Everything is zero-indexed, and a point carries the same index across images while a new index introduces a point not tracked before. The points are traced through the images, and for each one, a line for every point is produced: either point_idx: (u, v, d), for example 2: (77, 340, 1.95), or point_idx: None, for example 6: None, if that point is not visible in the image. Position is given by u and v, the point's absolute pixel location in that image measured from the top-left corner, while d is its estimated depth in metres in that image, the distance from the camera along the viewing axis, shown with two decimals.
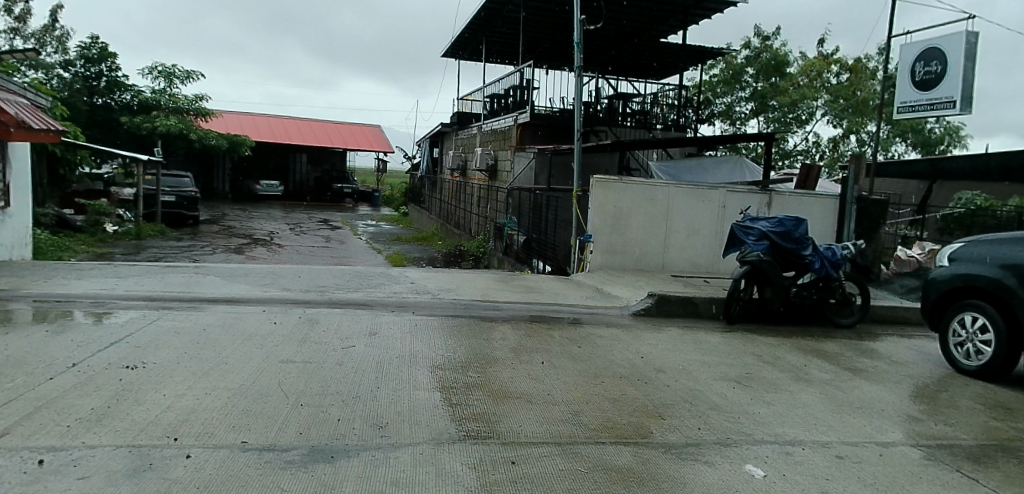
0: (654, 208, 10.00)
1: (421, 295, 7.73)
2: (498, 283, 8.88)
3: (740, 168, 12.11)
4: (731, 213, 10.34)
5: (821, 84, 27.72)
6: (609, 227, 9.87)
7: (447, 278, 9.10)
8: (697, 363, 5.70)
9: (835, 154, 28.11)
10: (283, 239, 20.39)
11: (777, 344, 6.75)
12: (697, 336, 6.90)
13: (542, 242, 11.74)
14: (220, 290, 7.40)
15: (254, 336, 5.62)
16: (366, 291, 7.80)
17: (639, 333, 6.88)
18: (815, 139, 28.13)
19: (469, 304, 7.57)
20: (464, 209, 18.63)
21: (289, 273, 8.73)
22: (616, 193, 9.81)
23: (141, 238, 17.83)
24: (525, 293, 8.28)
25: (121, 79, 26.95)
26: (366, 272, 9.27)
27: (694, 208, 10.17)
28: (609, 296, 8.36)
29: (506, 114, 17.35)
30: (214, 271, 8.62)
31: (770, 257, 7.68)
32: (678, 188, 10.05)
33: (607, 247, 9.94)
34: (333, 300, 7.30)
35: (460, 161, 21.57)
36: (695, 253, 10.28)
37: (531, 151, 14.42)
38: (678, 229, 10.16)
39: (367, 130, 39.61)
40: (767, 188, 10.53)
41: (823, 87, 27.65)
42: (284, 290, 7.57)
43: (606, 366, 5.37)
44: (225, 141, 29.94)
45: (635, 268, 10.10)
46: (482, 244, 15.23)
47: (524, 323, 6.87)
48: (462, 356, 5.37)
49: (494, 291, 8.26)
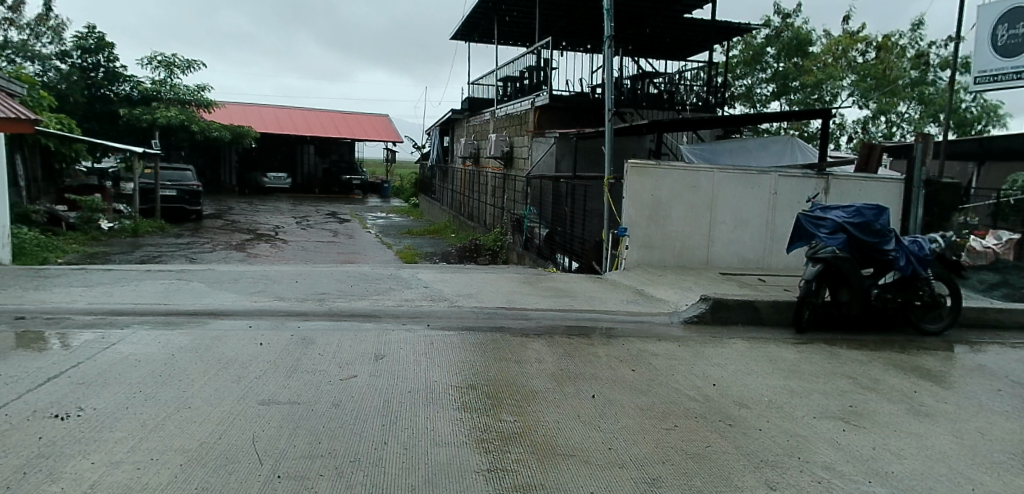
0: (697, 196, 8.83)
1: (437, 303, 6.62)
2: (524, 285, 7.76)
3: (790, 150, 10.82)
4: (784, 200, 9.14)
5: (847, 63, 26.08)
6: (645, 218, 8.72)
7: (466, 280, 7.95)
8: (784, 393, 4.55)
9: (865, 136, 26.69)
10: (289, 233, 19.39)
11: (866, 361, 5.59)
12: (767, 350, 5.75)
13: (567, 235, 10.61)
14: (203, 300, 6.31)
15: (233, 364, 4.51)
16: (376, 298, 6.68)
17: (698, 347, 5.73)
18: (841, 121, 26.68)
19: (493, 313, 6.45)
20: (479, 200, 17.44)
21: (287, 277, 7.61)
22: (653, 181, 8.67)
23: (137, 234, 16.82)
24: (556, 298, 7.13)
25: (120, 70, 25.95)
26: (375, 273, 8.14)
27: (742, 196, 8.98)
28: (653, 300, 7.20)
29: (522, 97, 16.20)
30: (200, 275, 7.52)
31: (847, 254, 6.51)
32: (723, 172, 8.87)
33: (645, 241, 8.78)
34: (334, 311, 6.19)
35: (473, 149, 20.39)
36: (743, 247, 9.10)
37: (553, 136, 13.22)
38: (724, 220, 8.98)
39: (376, 121, 38.42)
40: (824, 172, 9.29)
41: (849, 66, 25.87)
42: (278, 299, 6.46)
43: (674, 399, 4.24)
44: (227, 132, 28.93)
45: (676, 264, 8.93)
46: (499, 239, 14.06)
47: (561, 338, 5.74)
48: (491, 389, 4.25)
49: (520, 295, 7.12)
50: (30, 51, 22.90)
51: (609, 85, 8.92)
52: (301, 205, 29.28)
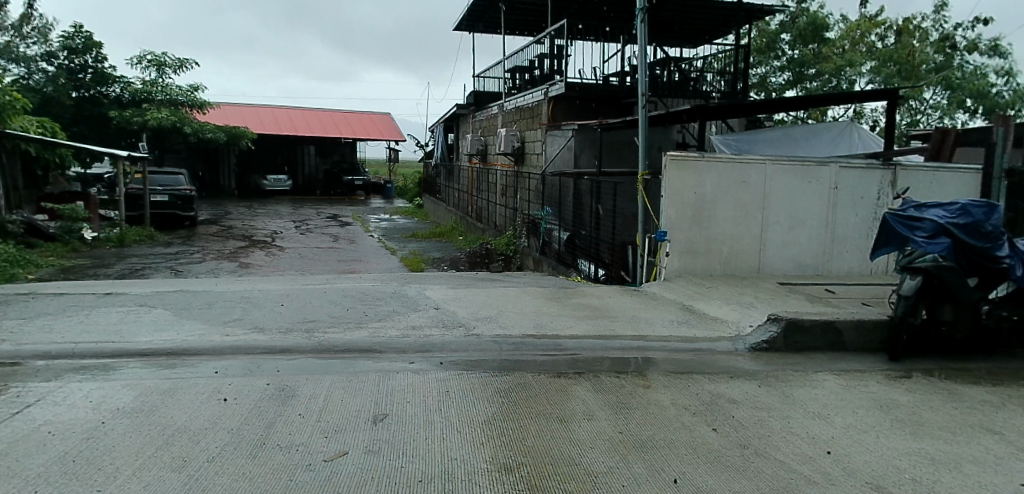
0: (747, 193, 7.64)
1: (449, 331, 5.42)
2: (551, 303, 6.56)
3: (844, 138, 9.58)
4: (845, 195, 7.95)
5: (866, 48, 24.82)
6: (688, 219, 7.53)
7: (484, 298, 6.74)
8: (928, 464, 3.34)
9: None
10: (286, 239, 18.25)
11: (999, 404, 4.40)
12: (869, 391, 4.55)
13: (591, 239, 9.46)
14: (163, 334, 5.11)
15: (180, 437, 3.32)
16: (377, 326, 5.48)
17: (782, 388, 4.54)
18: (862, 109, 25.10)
19: (521, 343, 5.25)
20: (489, 199, 16.22)
21: (273, 298, 6.41)
22: (696, 177, 7.48)
23: (123, 244, 15.69)
24: (594, 320, 5.92)
25: (109, 71, 24.86)
26: (376, 291, 6.93)
27: (798, 193, 7.80)
28: (709, 320, 6.00)
29: (533, 88, 15.00)
30: (168, 299, 6.32)
31: (953, 262, 5.30)
32: (776, 164, 7.70)
33: (687, 246, 7.59)
34: (322, 345, 4.99)
35: (479, 145, 19.20)
36: (799, 251, 7.92)
37: (570, 129, 12.01)
38: (778, 220, 7.80)
39: (378, 119, 37.21)
40: (891, 162, 8.09)
41: (869, 51, 24.67)
42: (256, 330, 5.26)
43: (792, 484, 3.04)
44: (223, 133, 27.81)
45: (723, 272, 7.74)
46: (512, 242, 12.87)
47: (609, 378, 4.55)
48: (533, 472, 3.05)
49: (550, 318, 5.91)
50: (13, 53, 21.95)
51: (639, 64, 7.72)
52: (303, 207, 28.19)
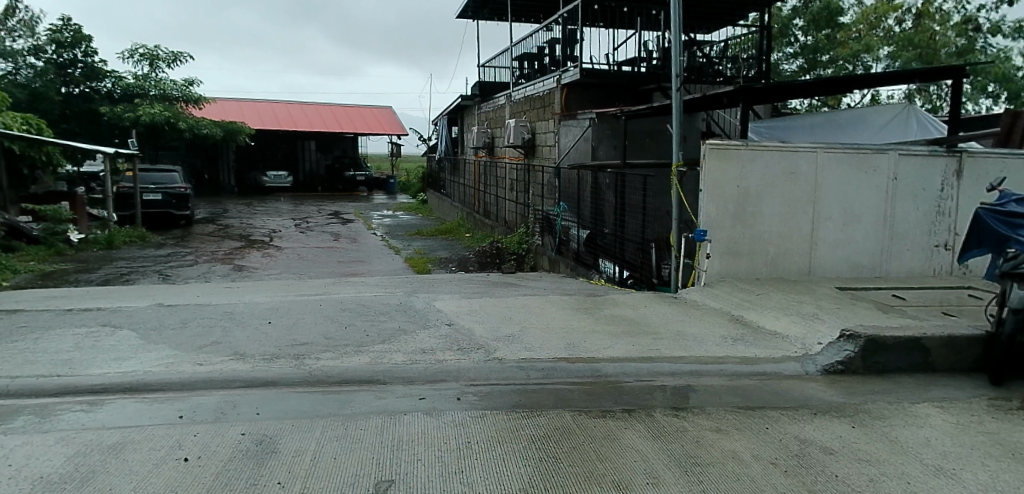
0: (796, 185, 6.83)
1: (466, 355, 4.55)
2: (582, 315, 5.69)
3: (902, 123, 8.47)
4: (906, 187, 7.11)
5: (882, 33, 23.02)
6: (730, 216, 6.71)
7: (503, 310, 5.87)
8: None
9: None
10: (285, 239, 17.43)
11: None
12: (989, 432, 3.67)
13: (616, 239, 8.64)
14: (124, 363, 4.26)
15: None
16: (381, 349, 4.62)
17: (882, 429, 3.66)
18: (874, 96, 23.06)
19: (553, 369, 4.38)
20: (497, 194, 15.32)
21: (259, 314, 5.55)
22: (740, 168, 6.67)
23: (111, 246, 14.90)
24: (634, 336, 5.05)
25: (99, 65, 24.09)
26: (379, 302, 6.07)
27: (854, 184, 6.97)
28: (767, 337, 5.15)
29: (543, 76, 14.11)
30: (140, 316, 5.47)
31: None
32: (829, 153, 6.88)
33: (729, 246, 6.77)
34: (314, 376, 4.14)
35: (486, 138, 18.30)
36: (853, 249, 7.10)
37: (587, 118, 11.12)
38: (831, 215, 6.98)
39: (379, 113, 36.28)
40: (956, 148, 7.21)
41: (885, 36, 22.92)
42: (236, 357, 4.41)
43: None
44: (218, 129, 27.06)
45: (769, 275, 6.93)
46: (524, 241, 12.04)
47: (665, 417, 3.68)
48: None
49: (582, 335, 5.05)
50: None
51: (674, 41, 6.82)
52: (303, 204, 27.39)
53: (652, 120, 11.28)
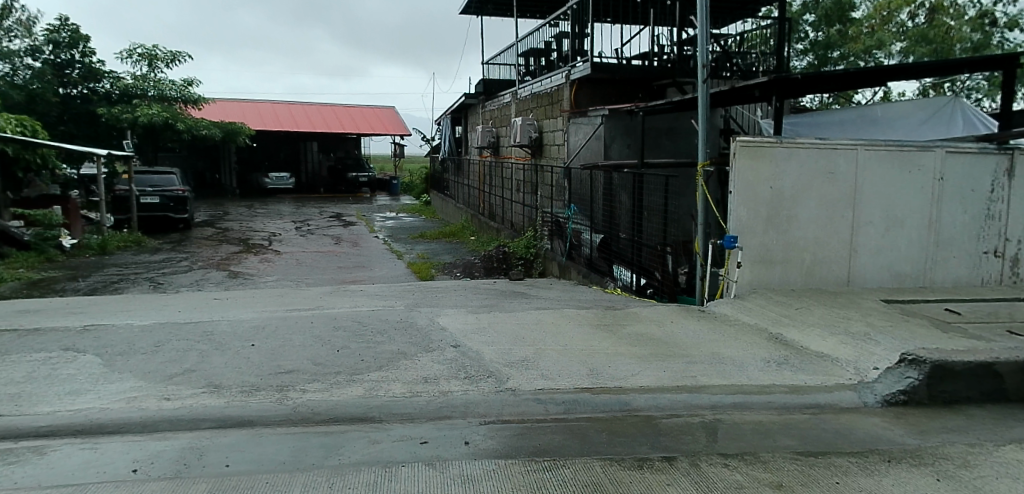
0: (834, 186, 6.26)
1: (474, 385, 3.96)
2: (602, 333, 5.08)
3: (942, 121, 7.82)
4: (953, 187, 6.50)
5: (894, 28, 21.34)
6: (762, 220, 6.13)
7: (514, 327, 5.26)
8: None
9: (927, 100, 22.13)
10: (284, 242, 16.86)
11: None
12: None
13: (633, 244, 8.05)
14: (79, 398, 3.68)
15: None
16: (377, 378, 4.03)
17: (973, 483, 3.05)
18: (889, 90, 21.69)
19: (574, 402, 3.79)
20: (503, 196, 14.72)
21: (243, 335, 4.96)
22: (772, 168, 6.11)
23: (105, 252, 14.39)
24: (664, 360, 4.46)
25: (97, 66, 23.45)
26: (377, 318, 5.50)
27: (897, 184, 6.37)
28: (814, 361, 4.55)
29: (550, 73, 13.53)
30: (110, 336, 4.89)
31: None
32: (869, 150, 6.29)
33: (762, 254, 6.18)
34: (297, 414, 3.56)
35: (491, 137, 17.72)
36: (896, 257, 6.50)
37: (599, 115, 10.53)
38: (871, 219, 6.38)
39: (381, 113, 35.69)
40: (1007, 145, 6.58)
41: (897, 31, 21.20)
42: (211, 389, 3.82)
43: None
44: (218, 130, 26.72)
45: (804, 285, 6.33)
46: (532, 245, 11.46)
47: (710, 468, 3.08)
48: None
49: (606, 358, 4.46)
50: None
51: (700, 29, 6.24)
52: (305, 206, 26.84)
53: (668, 116, 10.66)
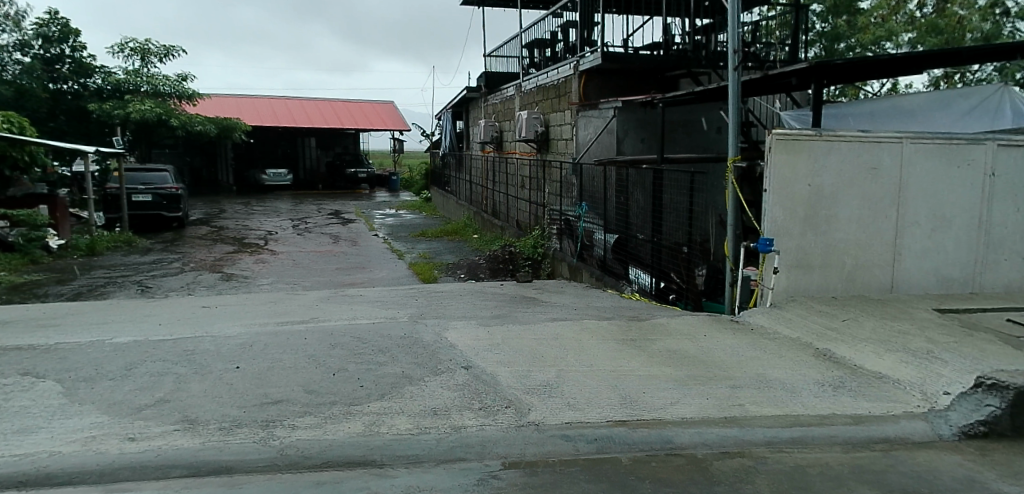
0: (878, 182, 5.70)
1: (491, 418, 3.41)
2: (630, 351, 4.53)
3: (984, 111, 7.33)
4: (1004, 184, 5.96)
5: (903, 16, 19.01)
6: (800, 221, 5.60)
7: (531, 343, 4.70)
8: None
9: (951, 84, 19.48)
10: (281, 241, 16.30)
11: None
12: None
13: (652, 245, 7.51)
14: (28, 438, 3.13)
15: None
16: (378, 410, 3.48)
17: None
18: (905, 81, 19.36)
19: (607, 439, 3.24)
20: (507, 193, 14.17)
21: (226, 354, 4.41)
22: (811, 163, 5.56)
23: (94, 253, 13.85)
24: (705, 384, 3.91)
25: (88, 60, 22.85)
26: (377, 333, 4.94)
27: (945, 181, 5.82)
28: (874, 384, 4.00)
29: (555, 64, 12.98)
30: (77, 357, 4.34)
31: None
32: (916, 144, 5.74)
33: (799, 257, 5.65)
34: (284, 458, 3.01)
35: (494, 132, 17.12)
36: (944, 260, 5.96)
37: (611, 107, 9.99)
38: (918, 219, 5.84)
39: (380, 108, 35.06)
40: None
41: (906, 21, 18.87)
42: (184, 426, 3.27)
43: None
44: (212, 126, 26.18)
45: (845, 292, 5.80)
46: (539, 244, 10.93)
47: None
48: None
49: (638, 382, 3.90)
50: None
51: (732, 10, 5.68)
52: (303, 203, 26.29)
53: (685, 108, 10.10)
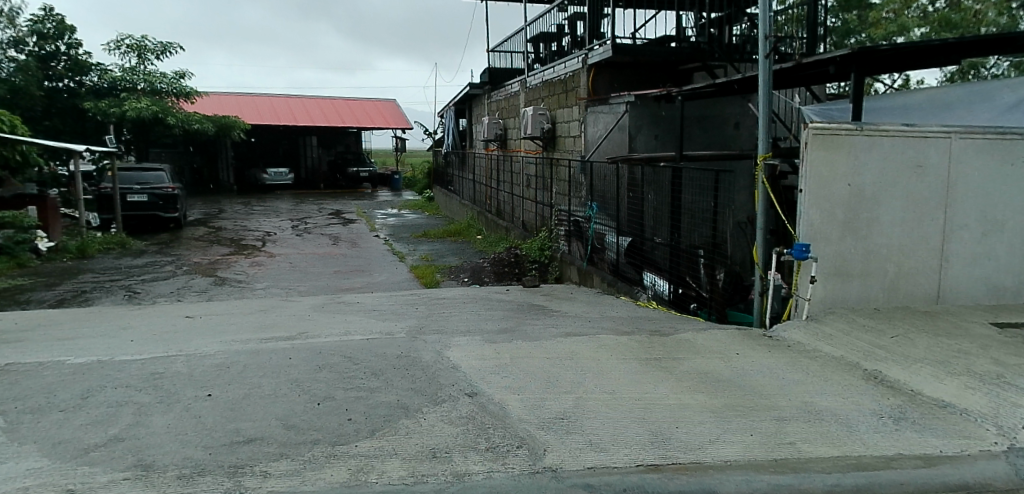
0: (923, 182, 5.16)
1: (501, 462, 2.88)
2: (655, 373, 4.00)
3: None
4: None
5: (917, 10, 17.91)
6: (838, 224, 5.07)
7: (544, 364, 4.17)
8: None
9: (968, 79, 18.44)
10: (280, 243, 15.80)
11: None
12: None
13: (670, 250, 6.98)
14: None
15: None
16: (367, 451, 2.96)
17: None
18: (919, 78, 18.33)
19: (638, 489, 2.71)
20: (513, 192, 13.62)
21: (199, 379, 3.90)
22: (850, 160, 5.02)
23: (84, 256, 13.37)
24: (747, 417, 3.38)
25: (84, 58, 22.37)
26: (371, 353, 4.42)
27: (997, 180, 5.28)
28: (942, 416, 3.46)
29: (562, 59, 12.43)
30: (30, 382, 3.83)
31: None
32: (967, 139, 5.19)
33: (837, 264, 5.12)
34: None
35: (498, 129, 16.58)
36: (995, 267, 5.42)
37: (623, 102, 9.45)
38: (967, 222, 5.30)
39: (381, 106, 34.56)
40: None
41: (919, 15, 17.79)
42: (136, 474, 2.75)
43: None
44: (211, 124, 25.72)
45: (887, 302, 5.27)
46: (547, 247, 10.42)
47: None
48: None
49: (670, 414, 3.37)
50: None
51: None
52: (304, 203, 25.83)
53: (700, 103, 9.56)
